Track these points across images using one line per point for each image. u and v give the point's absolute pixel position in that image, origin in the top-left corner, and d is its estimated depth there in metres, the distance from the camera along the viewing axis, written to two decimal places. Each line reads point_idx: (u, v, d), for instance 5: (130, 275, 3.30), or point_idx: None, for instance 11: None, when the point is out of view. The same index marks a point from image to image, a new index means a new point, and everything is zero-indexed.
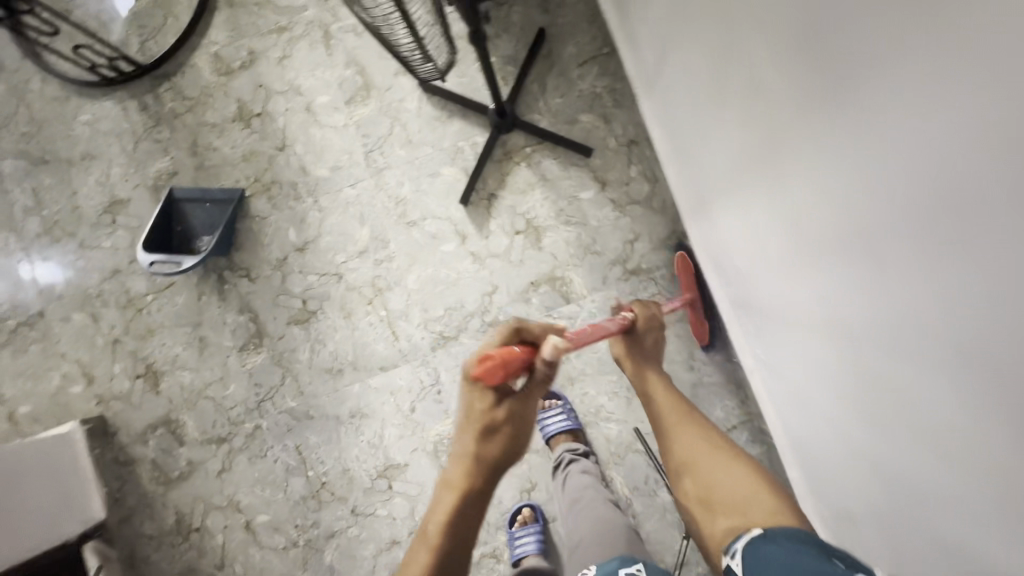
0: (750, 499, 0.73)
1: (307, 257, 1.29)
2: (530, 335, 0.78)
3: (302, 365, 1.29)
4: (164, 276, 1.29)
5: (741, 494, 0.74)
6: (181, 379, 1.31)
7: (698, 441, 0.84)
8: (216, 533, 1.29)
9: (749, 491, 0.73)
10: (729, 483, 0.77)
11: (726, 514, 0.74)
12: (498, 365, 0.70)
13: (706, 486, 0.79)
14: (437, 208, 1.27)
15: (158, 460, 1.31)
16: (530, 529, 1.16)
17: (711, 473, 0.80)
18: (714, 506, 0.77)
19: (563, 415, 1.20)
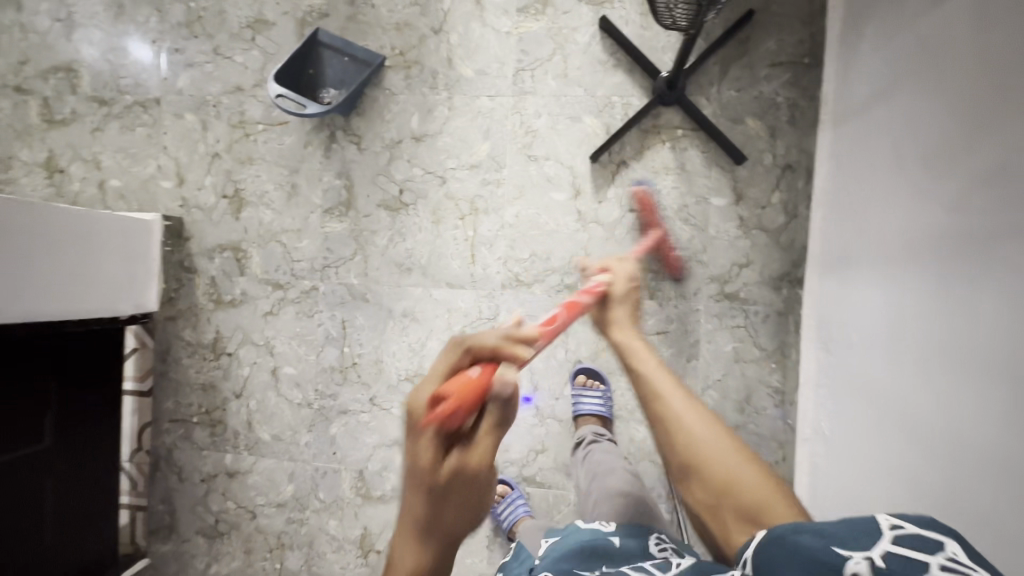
0: (739, 473, 0.72)
1: (420, 148, 1.26)
2: (485, 351, 0.57)
3: (376, 250, 1.29)
4: (282, 111, 1.27)
5: (756, 500, 0.68)
6: (262, 215, 1.33)
7: (694, 422, 0.78)
8: (244, 365, 1.35)
9: (761, 492, 0.69)
10: (715, 466, 0.73)
11: (739, 520, 0.68)
12: (450, 406, 0.50)
13: (719, 490, 0.72)
14: (564, 153, 1.21)
15: (216, 279, 1.36)
16: (509, 499, 1.20)
17: (690, 441, 0.77)
18: (724, 510, 0.71)
19: (599, 399, 1.18)
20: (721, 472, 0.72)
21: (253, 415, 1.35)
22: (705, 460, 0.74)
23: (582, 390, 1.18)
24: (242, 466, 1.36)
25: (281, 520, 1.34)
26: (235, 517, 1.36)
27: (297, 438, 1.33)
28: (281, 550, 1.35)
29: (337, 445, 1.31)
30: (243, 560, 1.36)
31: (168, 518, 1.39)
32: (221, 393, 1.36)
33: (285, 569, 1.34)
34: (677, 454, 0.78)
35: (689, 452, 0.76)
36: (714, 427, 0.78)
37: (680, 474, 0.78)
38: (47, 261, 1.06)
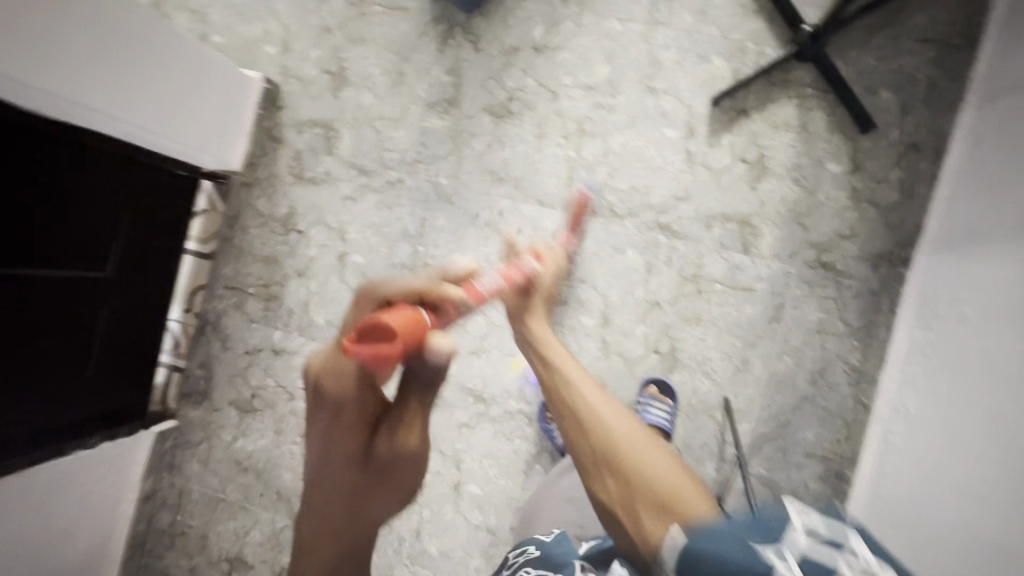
0: (652, 459, 0.68)
1: (537, 60, 1.23)
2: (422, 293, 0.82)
3: (470, 154, 1.26)
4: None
5: (666, 486, 0.62)
6: (362, 98, 1.30)
7: (609, 415, 0.76)
8: (313, 245, 1.32)
9: (674, 479, 0.64)
10: (603, 449, 0.70)
11: (653, 508, 0.59)
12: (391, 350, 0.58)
13: (633, 472, 0.65)
14: (684, 91, 1.19)
15: (301, 154, 1.33)
16: None
17: (593, 423, 0.74)
18: (637, 498, 0.62)
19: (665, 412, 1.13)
20: (632, 451, 0.69)
21: (311, 297, 1.32)
22: (621, 446, 0.69)
23: (651, 400, 1.14)
24: (289, 346, 1.33)
25: None
26: (271, 396, 1.34)
27: None
28: None
29: None
30: (270, 440, 1.34)
31: (203, 385, 1.37)
32: (283, 269, 1.34)
33: None
34: (582, 433, 0.74)
35: (590, 435, 0.73)
36: (604, 412, 0.77)
37: (579, 456, 0.73)
38: (154, 82, 1.02)
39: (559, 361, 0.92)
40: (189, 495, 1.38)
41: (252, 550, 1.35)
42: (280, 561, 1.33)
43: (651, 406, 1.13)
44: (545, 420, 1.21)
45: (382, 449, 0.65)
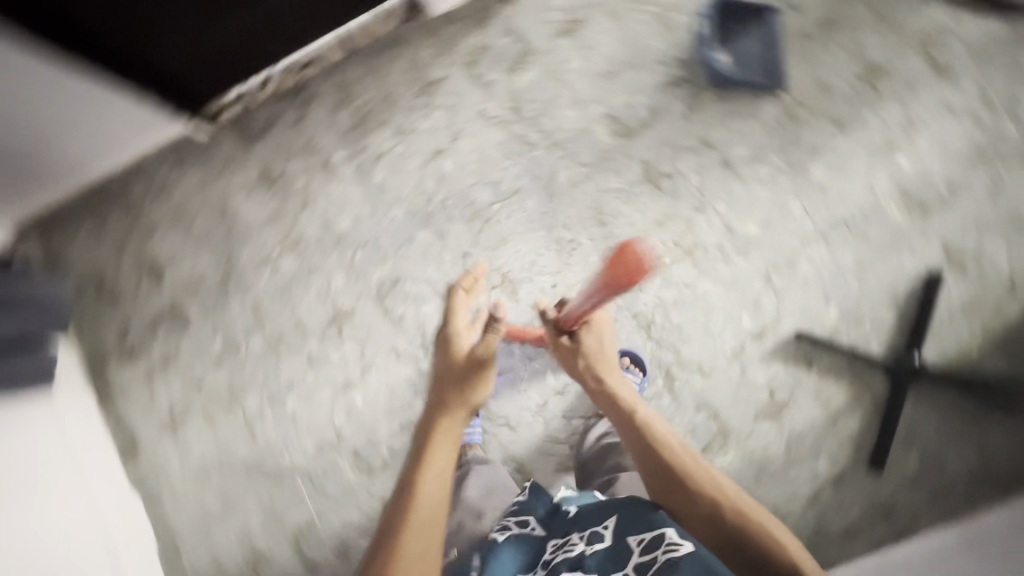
0: (692, 465, 0.93)
1: (716, 171, 1.22)
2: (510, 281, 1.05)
3: (597, 182, 1.27)
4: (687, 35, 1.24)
5: (732, 502, 0.87)
6: (572, 58, 1.28)
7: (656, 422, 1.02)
8: (428, 121, 1.33)
9: (707, 479, 0.91)
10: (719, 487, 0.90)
11: (703, 499, 0.88)
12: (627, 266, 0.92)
13: (676, 484, 0.90)
14: (784, 304, 1.19)
15: (488, 48, 1.30)
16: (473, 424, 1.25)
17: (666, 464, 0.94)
18: (683, 493, 0.89)
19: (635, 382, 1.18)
20: (677, 454, 0.95)
21: (389, 155, 1.34)
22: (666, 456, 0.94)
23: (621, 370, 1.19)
24: (339, 171, 1.35)
25: (313, 232, 1.36)
26: (291, 190, 1.37)
27: (393, 206, 1.34)
28: (288, 246, 1.37)
29: (409, 245, 1.34)
30: (259, 218, 1.38)
31: (252, 130, 1.37)
32: (390, 114, 1.34)
33: (275, 259, 1.37)
34: (656, 470, 0.94)
35: (664, 461, 0.94)
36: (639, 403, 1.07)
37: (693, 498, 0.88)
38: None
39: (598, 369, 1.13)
40: (163, 192, 1.39)
41: (171, 274, 1.40)
42: (182, 301, 1.40)
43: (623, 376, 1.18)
44: None
45: (479, 380, 1.18)
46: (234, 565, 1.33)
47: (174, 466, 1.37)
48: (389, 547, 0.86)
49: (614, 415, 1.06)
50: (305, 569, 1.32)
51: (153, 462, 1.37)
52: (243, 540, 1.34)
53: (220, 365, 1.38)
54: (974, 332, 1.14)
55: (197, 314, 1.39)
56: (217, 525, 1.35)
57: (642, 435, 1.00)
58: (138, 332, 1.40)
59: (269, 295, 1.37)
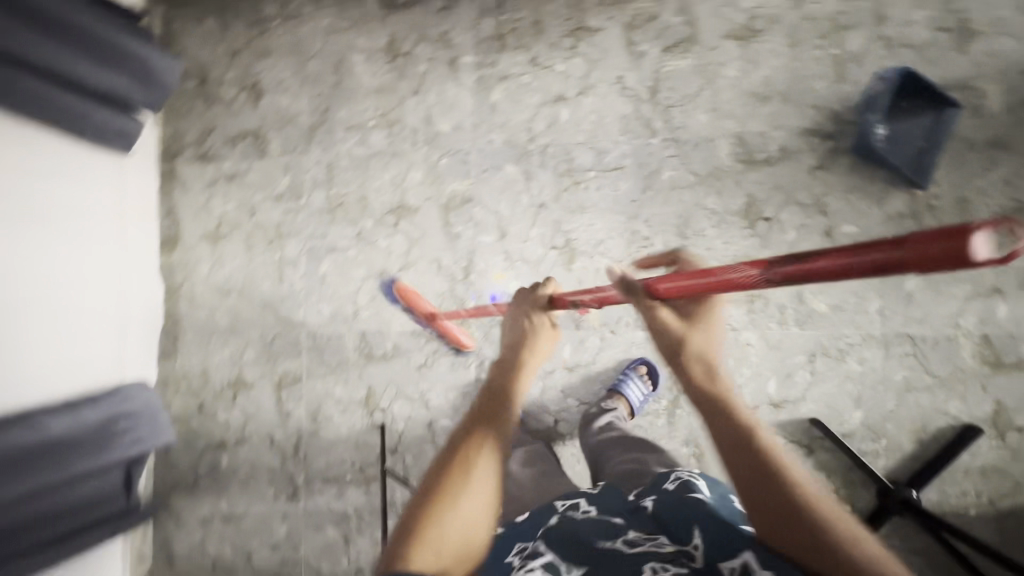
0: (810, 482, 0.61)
1: (816, 236, 1.18)
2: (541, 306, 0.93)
3: (697, 194, 1.23)
4: (852, 93, 1.18)
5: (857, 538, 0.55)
6: (730, 66, 1.22)
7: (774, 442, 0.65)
8: (564, 64, 1.29)
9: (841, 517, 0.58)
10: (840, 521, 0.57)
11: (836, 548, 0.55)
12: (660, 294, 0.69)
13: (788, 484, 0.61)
14: (817, 389, 1.17)
15: (655, 21, 1.26)
16: None
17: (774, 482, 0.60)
18: (797, 512, 0.58)
19: (642, 394, 1.20)
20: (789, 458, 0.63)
21: (513, 80, 1.31)
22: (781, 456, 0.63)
23: (635, 378, 1.20)
24: (460, 74, 1.34)
25: (411, 120, 1.36)
26: (408, 72, 1.36)
27: (495, 129, 1.32)
28: (382, 123, 1.37)
29: (494, 173, 1.31)
30: (368, 85, 1.38)
31: (399, 2, 1.38)
32: (532, 42, 1.31)
33: (365, 130, 1.38)
34: (764, 503, 0.59)
35: (774, 489, 0.60)
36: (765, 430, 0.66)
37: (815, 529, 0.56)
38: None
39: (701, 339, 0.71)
40: (296, 24, 1.42)
41: (268, 100, 1.42)
42: (267, 130, 1.42)
43: (634, 382, 1.19)
44: None
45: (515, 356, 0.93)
46: (220, 381, 1.42)
47: (202, 273, 1.44)
48: (428, 509, 0.66)
49: (717, 425, 0.67)
50: (275, 415, 1.39)
51: (186, 260, 1.46)
52: (234, 364, 1.41)
53: (276, 203, 1.41)
54: (984, 498, 1.10)
55: (276, 148, 1.42)
56: (217, 341, 1.43)
57: (756, 457, 0.63)
58: (219, 141, 1.45)
59: (346, 160, 1.38)
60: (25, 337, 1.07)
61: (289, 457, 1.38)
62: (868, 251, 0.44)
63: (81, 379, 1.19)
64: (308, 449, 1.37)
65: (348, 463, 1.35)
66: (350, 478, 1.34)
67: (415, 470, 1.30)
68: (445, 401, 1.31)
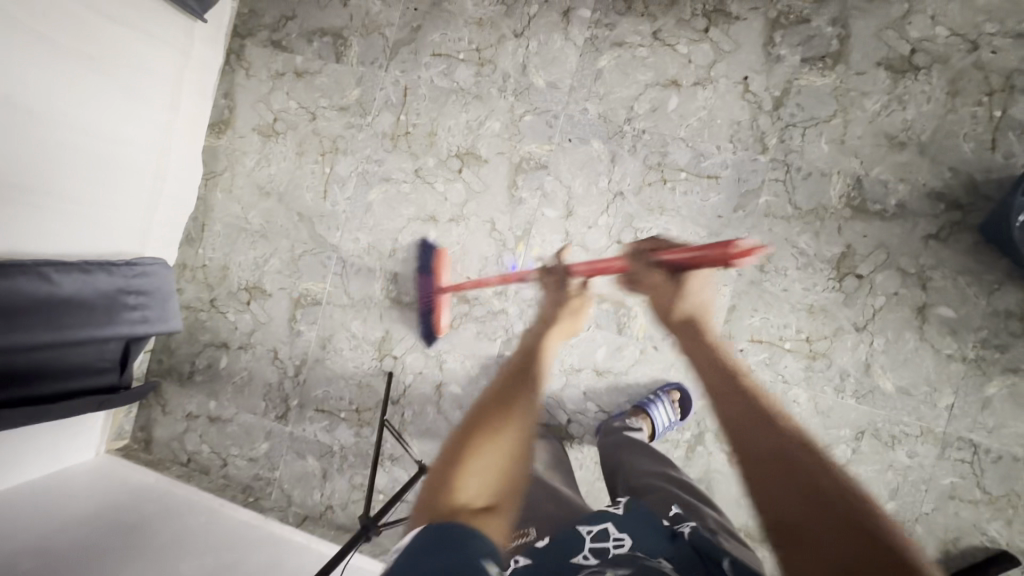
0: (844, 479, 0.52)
1: (906, 309, 1.07)
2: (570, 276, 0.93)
3: (791, 228, 1.11)
4: (1000, 165, 1.04)
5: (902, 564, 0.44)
6: (872, 99, 1.08)
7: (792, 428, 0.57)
8: (689, 48, 1.15)
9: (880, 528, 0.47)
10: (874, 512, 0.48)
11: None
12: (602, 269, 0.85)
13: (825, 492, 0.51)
14: (854, 468, 1.08)
15: (804, 25, 1.11)
16: None
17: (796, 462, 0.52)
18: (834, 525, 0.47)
19: (666, 420, 1.09)
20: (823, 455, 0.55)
21: (627, 50, 1.18)
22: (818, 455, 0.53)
23: (665, 402, 1.10)
24: (572, 28, 1.20)
25: (504, 64, 1.23)
26: (516, 10, 1.23)
27: (593, 99, 1.19)
28: (473, 58, 1.25)
29: (579, 146, 1.20)
30: (469, 13, 1.25)
31: None
32: (661, 14, 1.17)
33: (453, 61, 1.26)
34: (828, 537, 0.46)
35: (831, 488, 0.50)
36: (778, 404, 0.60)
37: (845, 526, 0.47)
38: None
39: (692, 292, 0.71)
40: None
41: (359, 2, 1.30)
42: (350, 33, 1.31)
43: (664, 406, 1.09)
44: None
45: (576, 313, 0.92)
46: (238, 282, 1.36)
47: (246, 166, 1.36)
48: (463, 457, 0.62)
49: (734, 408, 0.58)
50: (284, 332, 1.33)
51: (233, 148, 1.37)
52: (256, 269, 1.35)
53: (339, 114, 1.31)
54: None
55: (354, 55, 1.31)
56: (245, 240, 1.36)
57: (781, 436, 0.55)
58: (296, 32, 1.34)
59: (424, 87, 1.27)
60: (46, 182, 0.99)
61: (288, 378, 1.33)
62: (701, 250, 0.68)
63: (93, 244, 1.11)
64: (310, 376, 1.31)
65: (346, 401, 1.29)
66: (344, 416, 1.29)
67: (411, 428, 1.24)
68: (461, 368, 1.24)
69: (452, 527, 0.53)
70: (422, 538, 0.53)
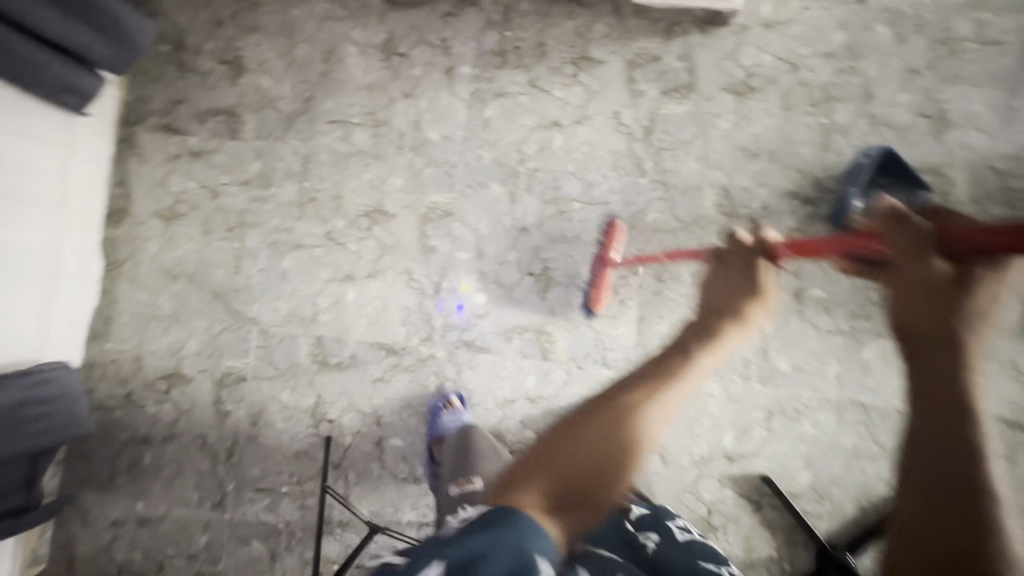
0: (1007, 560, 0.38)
1: (786, 295, 1.20)
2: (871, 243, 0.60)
3: (679, 239, 1.23)
4: (834, 162, 1.21)
5: None
6: (724, 118, 1.24)
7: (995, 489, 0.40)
8: (564, 91, 1.27)
9: None
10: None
11: None
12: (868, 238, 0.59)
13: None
14: (771, 446, 1.18)
15: (657, 62, 1.26)
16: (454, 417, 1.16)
17: (960, 441, 0.41)
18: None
19: None
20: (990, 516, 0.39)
21: (510, 98, 1.28)
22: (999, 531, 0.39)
23: None
24: (457, 84, 1.30)
25: (398, 123, 1.30)
26: (402, 74, 1.31)
27: (486, 145, 1.28)
28: (368, 121, 1.31)
29: (479, 190, 1.27)
30: (358, 80, 1.32)
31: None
32: (534, 63, 1.28)
33: (349, 125, 1.31)
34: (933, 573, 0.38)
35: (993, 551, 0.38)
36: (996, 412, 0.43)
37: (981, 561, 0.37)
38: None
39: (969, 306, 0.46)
40: (288, 3, 1.34)
41: (248, 79, 1.34)
42: (242, 110, 1.34)
43: None
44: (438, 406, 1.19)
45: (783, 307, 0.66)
46: (154, 371, 1.31)
47: (149, 251, 1.33)
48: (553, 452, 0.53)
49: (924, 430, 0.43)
50: (211, 415, 1.29)
51: (133, 235, 1.34)
52: (171, 355, 1.31)
53: (242, 188, 1.32)
54: None
55: (250, 131, 1.33)
56: (156, 327, 1.31)
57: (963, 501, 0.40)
58: (187, 114, 1.35)
59: (324, 153, 1.31)
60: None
61: (221, 462, 1.28)
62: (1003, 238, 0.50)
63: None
64: (243, 455, 1.27)
65: (285, 474, 1.26)
66: (285, 490, 1.26)
67: (357, 488, 1.23)
68: (399, 418, 1.25)
69: (514, 508, 0.49)
70: (496, 513, 0.50)
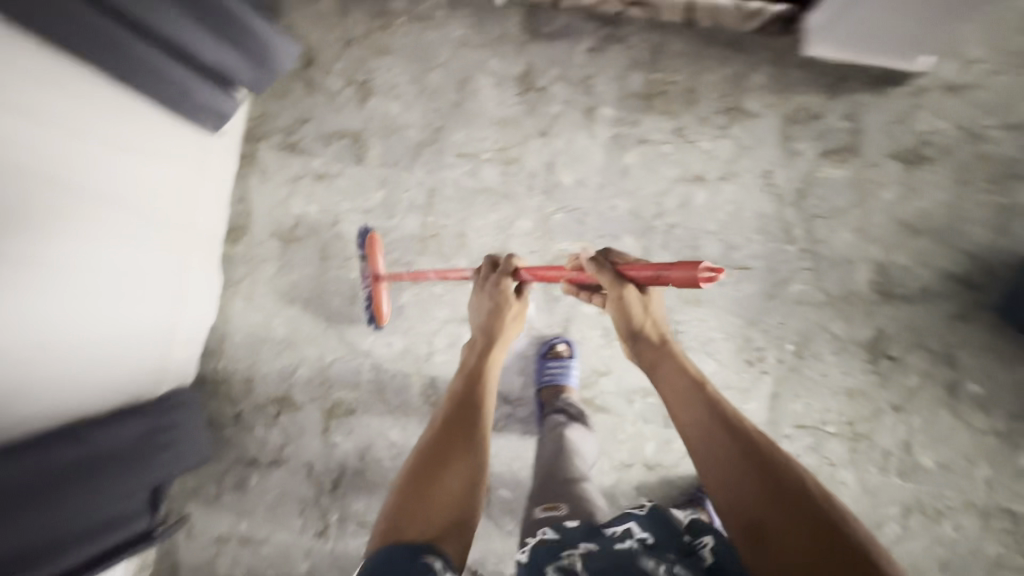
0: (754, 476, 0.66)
1: (937, 386, 1.12)
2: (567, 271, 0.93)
3: (824, 314, 1.15)
4: (1010, 248, 1.11)
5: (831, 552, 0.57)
6: (889, 188, 1.15)
7: (693, 423, 0.75)
8: (712, 144, 1.19)
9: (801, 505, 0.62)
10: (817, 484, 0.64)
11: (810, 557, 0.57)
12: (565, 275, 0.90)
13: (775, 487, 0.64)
14: (905, 546, 1.11)
15: (818, 119, 1.17)
16: (563, 364, 1.17)
17: (728, 451, 0.70)
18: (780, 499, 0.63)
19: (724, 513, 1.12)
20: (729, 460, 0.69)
21: (653, 146, 1.21)
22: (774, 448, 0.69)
23: None
24: (596, 126, 1.23)
25: (531, 163, 1.24)
26: (539, 110, 1.25)
27: (622, 194, 1.22)
28: (498, 157, 1.25)
29: (611, 241, 1.21)
30: (491, 113, 1.26)
31: (543, 30, 1.25)
32: (682, 110, 1.20)
33: (478, 161, 1.26)
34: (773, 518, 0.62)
35: (790, 476, 0.65)
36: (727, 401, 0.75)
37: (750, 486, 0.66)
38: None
39: (627, 297, 0.83)
40: (424, 25, 1.28)
41: (377, 103, 1.29)
42: (369, 136, 1.29)
43: None
44: (545, 353, 1.20)
45: (509, 321, 0.99)
46: (266, 394, 1.31)
47: (266, 273, 1.32)
48: (409, 490, 0.72)
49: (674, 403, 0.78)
50: (319, 444, 1.29)
51: (251, 254, 1.32)
52: (283, 380, 1.30)
53: (363, 217, 1.29)
54: None
55: (376, 158, 1.29)
56: (270, 351, 1.31)
57: (736, 449, 0.69)
58: (312, 134, 1.31)
59: (451, 187, 1.27)
60: (65, 332, 0.91)
61: (326, 491, 1.28)
62: (668, 269, 0.72)
63: (109, 384, 1.03)
64: (349, 488, 1.27)
65: None
66: None
67: None
68: (507, 469, 1.22)
69: (395, 541, 0.65)
70: (385, 552, 0.64)
